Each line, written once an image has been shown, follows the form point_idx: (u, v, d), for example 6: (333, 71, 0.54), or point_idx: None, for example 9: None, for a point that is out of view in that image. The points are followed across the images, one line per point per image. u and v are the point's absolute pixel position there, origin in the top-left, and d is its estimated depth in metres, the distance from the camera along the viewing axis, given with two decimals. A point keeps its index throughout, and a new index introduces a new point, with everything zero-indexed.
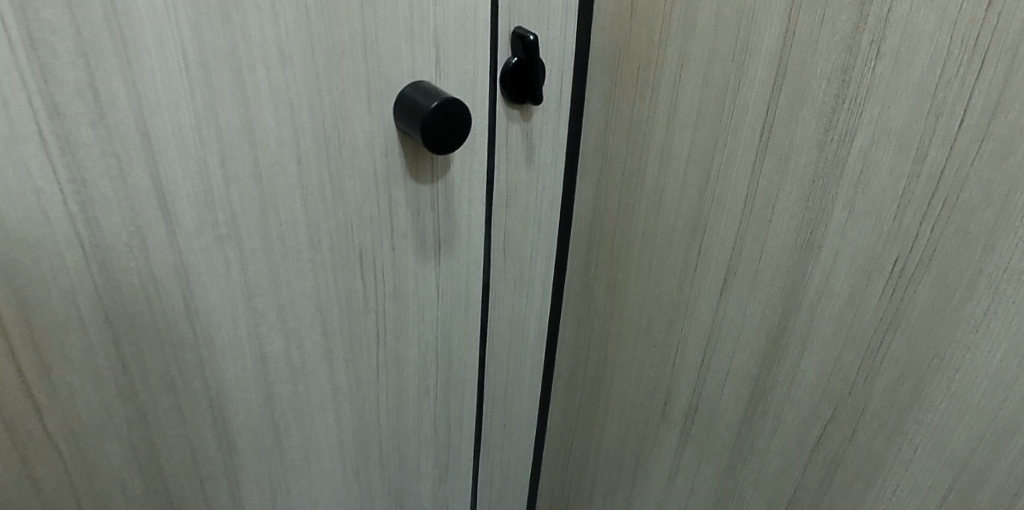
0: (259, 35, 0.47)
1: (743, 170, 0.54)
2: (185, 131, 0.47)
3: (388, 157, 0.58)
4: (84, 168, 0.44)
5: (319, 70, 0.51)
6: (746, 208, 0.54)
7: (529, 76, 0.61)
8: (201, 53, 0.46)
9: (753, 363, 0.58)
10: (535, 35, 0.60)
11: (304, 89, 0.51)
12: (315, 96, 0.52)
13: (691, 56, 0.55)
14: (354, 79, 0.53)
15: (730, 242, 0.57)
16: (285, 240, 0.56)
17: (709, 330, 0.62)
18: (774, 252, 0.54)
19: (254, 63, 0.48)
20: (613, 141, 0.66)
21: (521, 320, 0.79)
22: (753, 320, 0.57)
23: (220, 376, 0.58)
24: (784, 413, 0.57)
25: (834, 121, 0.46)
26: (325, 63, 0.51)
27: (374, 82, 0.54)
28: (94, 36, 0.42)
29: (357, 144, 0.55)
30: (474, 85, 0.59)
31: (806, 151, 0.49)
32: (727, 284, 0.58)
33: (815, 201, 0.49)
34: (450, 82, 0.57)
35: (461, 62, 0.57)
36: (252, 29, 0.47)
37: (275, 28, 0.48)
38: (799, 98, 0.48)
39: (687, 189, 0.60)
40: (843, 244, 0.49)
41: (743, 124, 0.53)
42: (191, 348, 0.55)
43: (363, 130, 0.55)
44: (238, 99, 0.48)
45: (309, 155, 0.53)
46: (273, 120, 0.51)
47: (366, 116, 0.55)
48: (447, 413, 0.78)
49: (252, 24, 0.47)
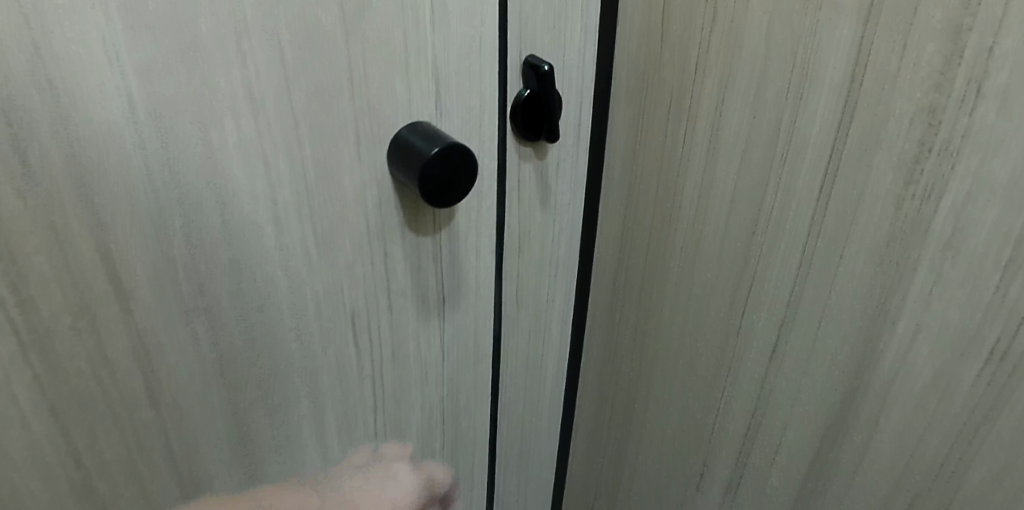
0: (226, 79, 0.40)
1: (801, 221, 0.46)
2: (138, 195, 0.40)
3: (384, 209, 0.50)
4: (13, 246, 0.37)
5: (298, 116, 0.43)
6: (803, 264, 0.47)
7: (543, 112, 0.53)
8: (154, 104, 0.38)
9: (809, 439, 0.50)
10: (550, 64, 0.52)
11: (281, 138, 0.43)
12: (296, 147, 0.44)
13: (735, 87, 0.47)
14: (341, 123, 0.45)
15: (784, 301, 0.49)
16: (264, 308, 0.48)
17: (756, 399, 0.54)
18: (837, 318, 0.45)
19: (219, 112, 0.40)
20: (640, 179, 0.58)
21: (539, 371, 0.71)
22: (809, 391, 0.49)
23: (193, 462, 0.50)
24: (847, 498, 0.49)
25: (916, 173, 0.38)
26: (305, 108, 0.43)
27: (364, 126, 0.46)
28: (18, 91, 0.34)
29: (346, 197, 0.48)
30: (480, 122, 0.51)
31: (879, 206, 0.41)
32: (779, 347, 0.50)
33: (891, 264, 0.41)
34: (452, 121, 0.50)
35: (465, 97, 0.49)
36: (216, 72, 0.39)
37: (245, 70, 0.40)
38: (871, 142, 0.40)
39: (729, 238, 0.52)
40: (925, 317, 0.40)
41: (800, 168, 0.44)
42: (158, 436, 0.47)
43: (352, 180, 0.48)
44: (202, 154, 0.41)
45: (289, 212, 0.46)
46: (246, 176, 0.43)
47: (355, 165, 0.47)
48: (456, 476, 0.70)
49: (216, 66, 0.39)
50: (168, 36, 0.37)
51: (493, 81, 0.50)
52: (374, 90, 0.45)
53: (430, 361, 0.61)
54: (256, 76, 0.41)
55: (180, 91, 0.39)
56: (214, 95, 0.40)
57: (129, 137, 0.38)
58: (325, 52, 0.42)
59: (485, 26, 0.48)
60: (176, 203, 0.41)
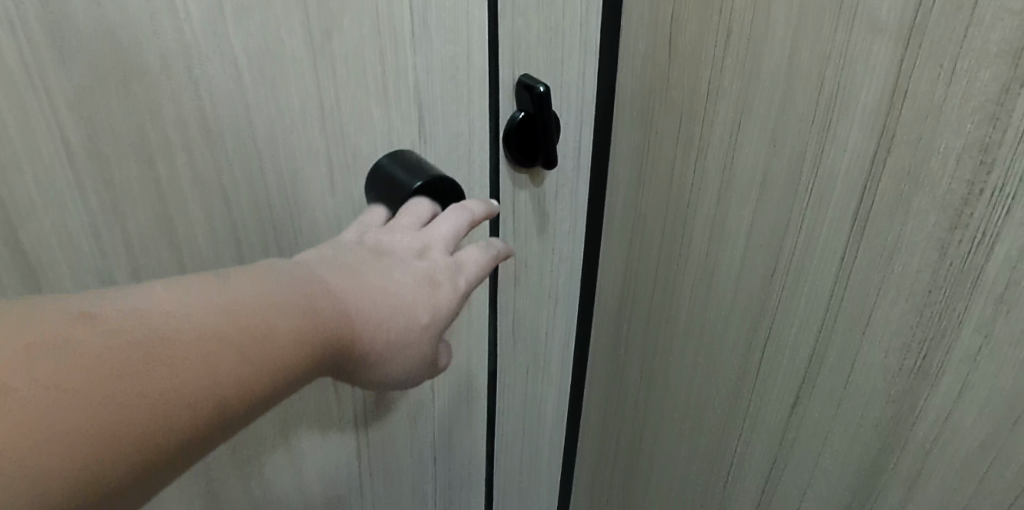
0: (175, 108, 0.36)
1: (827, 263, 0.41)
2: (76, 239, 0.38)
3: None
4: None
5: (260, 148, 0.40)
6: (829, 310, 0.42)
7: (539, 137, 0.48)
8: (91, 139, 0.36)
9: (834, 502, 0.45)
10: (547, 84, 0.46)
11: (241, 171, 0.40)
12: (260, 178, 0.41)
13: (752, 112, 0.42)
14: (310, 152, 0.42)
15: (807, 348, 0.44)
16: None
17: (774, 452, 0.49)
18: (867, 373, 0.40)
19: (169, 144, 0.37)
20: (646, 207, 0.54)
21: (537, 407, 0.67)
22: (835, 450, 0.44)
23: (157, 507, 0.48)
24: None
25: (960, 218, 0.33)
26: (269, 139, 0.40)
27: (337, 153, 0.42)
28: None
29: (318, 231, 0.45)
30: (467, 148, 0.47)
31: (919, 252, 0.35)
32: (801, 398, 0.45)
33: (932, 318, 0.36)
34: (435, 147, 0.46)
35: (451, 122, 0.46)
36: (163, 101, 0.36)
37: (197, 98, 0.37)
38: (910, 179, 0.35)
39: (745, 276, 0.47)
40: (970, 381, 0.35)
41: (827, 205, 0.40)
42: None
43: (325, 212, 0.44)
44: (150, 189, 0.38)
45: (254, 248, 0.43)
46: (202, 211, 0.40)
47: (329, 197, 0.44)
48: None
49: (162, 95, 0.36)
50: (108, 63, 0.34)
51: (481, 102, 0.46)
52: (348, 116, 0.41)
53: (418, 402, 0.56)
54: (211, 104, 0.37)
55: (124, 120, 0.36)
56: (162, 125, 0.37)
57: (65, 169, 0.36)
58: (290, 78, 0.39)
59: (471, 44, 0.43)
60: (128, 233, 0.39)
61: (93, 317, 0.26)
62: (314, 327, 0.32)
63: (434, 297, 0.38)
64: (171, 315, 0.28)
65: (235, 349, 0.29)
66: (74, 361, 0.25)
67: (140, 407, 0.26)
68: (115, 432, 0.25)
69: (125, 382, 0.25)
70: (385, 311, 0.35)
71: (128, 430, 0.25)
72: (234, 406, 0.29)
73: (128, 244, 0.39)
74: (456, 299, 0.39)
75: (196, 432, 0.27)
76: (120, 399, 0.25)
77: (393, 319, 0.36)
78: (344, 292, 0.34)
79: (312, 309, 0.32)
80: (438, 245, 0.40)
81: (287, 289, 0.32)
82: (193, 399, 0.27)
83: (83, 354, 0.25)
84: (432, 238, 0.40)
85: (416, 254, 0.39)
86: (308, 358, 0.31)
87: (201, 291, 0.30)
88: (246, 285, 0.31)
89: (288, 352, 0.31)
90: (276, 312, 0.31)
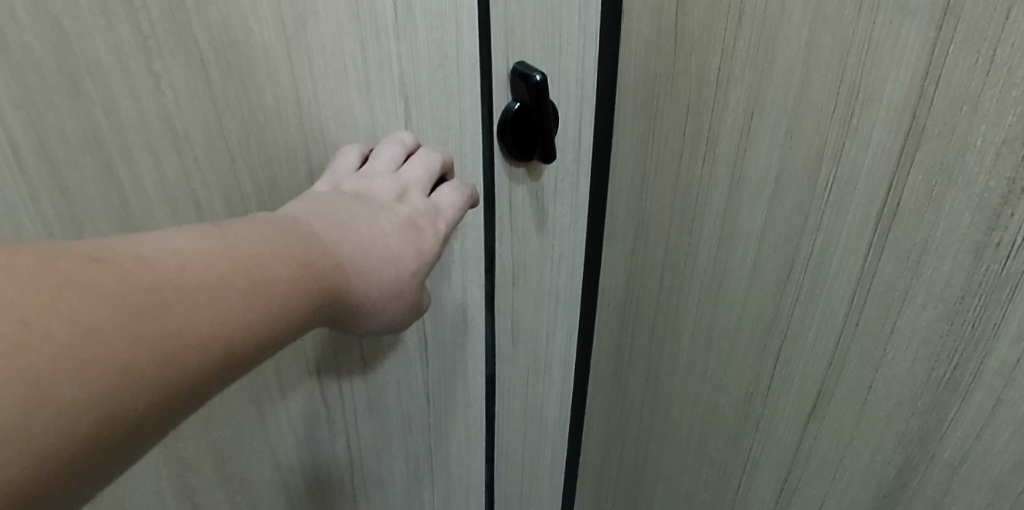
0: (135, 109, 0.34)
1: (847, 266, 0.38)
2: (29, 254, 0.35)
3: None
4: None
5: (231, 147, 0.38)
6: (848, 315, 0.39)
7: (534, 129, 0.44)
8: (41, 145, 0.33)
9: None
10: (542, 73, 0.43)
11: (211, 174, 0.38)
12: (231, 174, 0.39)
13: (765, 103, 0.39)
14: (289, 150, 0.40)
15: (825, 355, 0.41)
16: None
17: (787, 463, 0.46)
18: (892, 383, 0.37)
19: (130, 149, 0.35)
20: (650, 203, 0.51)
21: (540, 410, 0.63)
22: (854, 463, 0.41)
23: None
24: None
25: (999, 221, 0.30)
26: (242, 139, 0.38)
27: (316, 150, 0.41)
28: None
29: None
30: (460, 143, 0.45)
31: (951, 256, 0.32)
32: (817, 408, 0.42)
33: (963, 326, 0.33)
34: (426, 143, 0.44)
35: (441, 115, 0.43)
36: (120, 101, 0.34)
37: (159, 97, 0.35)
38: (942, 175, 0.32)
39: (757, 279, 0.44)
40: (1007, 396, 0.32)
41: (847, 203, 0.36)
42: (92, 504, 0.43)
43: None
44: (111, 196, 0.36)
45: None
46: (171, 220, 0.38)
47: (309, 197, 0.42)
48: None
49: (119, 95, 0.34)
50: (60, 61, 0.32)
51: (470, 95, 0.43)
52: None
53: (411, 410, 0.54)
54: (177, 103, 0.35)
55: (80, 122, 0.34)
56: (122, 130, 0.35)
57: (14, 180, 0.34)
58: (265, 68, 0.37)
59: (460, 30, 0.41)
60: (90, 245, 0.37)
61: (104, 256, 0.24)
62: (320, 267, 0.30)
63: (420, 244, 0.36)
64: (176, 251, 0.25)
65: (250, 290, 0.26)
66: (87, 297, 0.22)
67: (165, 344, 0.23)
68: (138, 370, 0.23)
69: (145, 320, 0.23)
70: (378, 259, 0.33)
71: (154, 371, 0.23)
72: (254, 350, 0.26)
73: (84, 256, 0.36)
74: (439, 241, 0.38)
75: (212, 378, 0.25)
76: (139, 337, 0.23)
77: (388, 267, 0.34)
78: (333, 234, 0.32)
79: (320, 259, 0.30)
80: (415, 188, 0.39)
81: (287, 230, 0.30)
82: (205, 343, 0.25)
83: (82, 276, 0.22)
84: (408, 181, 0.39)
85: (396, 197, 0.38)
86: (320, 299, 0.30)
87: (207, 233, 0.27)
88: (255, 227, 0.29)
89: (302, 293, 0.28)
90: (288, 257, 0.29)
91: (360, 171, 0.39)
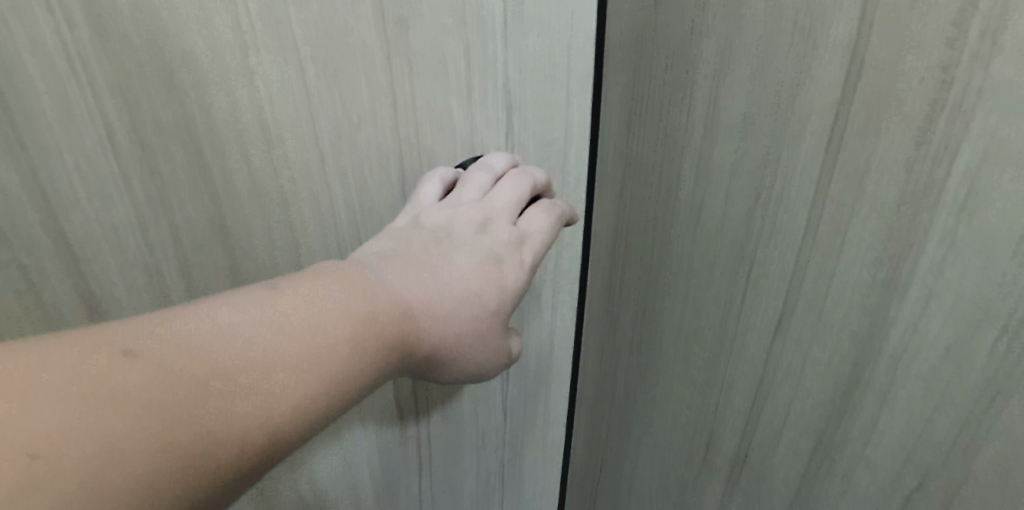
0: (227, 99, 0.42)
1: (804, 190, 0.43)
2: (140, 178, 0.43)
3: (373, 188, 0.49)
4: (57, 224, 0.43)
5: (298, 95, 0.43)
6: (807, 233, 0.44)
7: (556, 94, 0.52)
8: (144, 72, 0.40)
9: (816, 415, 0.49)
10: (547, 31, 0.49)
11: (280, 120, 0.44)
12: (277, 130, 0.44)
13: (735, 49, 0.45)
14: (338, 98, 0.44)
15: (788, 272, 0.47)
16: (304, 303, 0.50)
17: (760, 375, 0.52)
18: (845, 290, 0.43)
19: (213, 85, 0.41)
20: (636, 148, 0.56)
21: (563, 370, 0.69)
22: (816, 365, 0.47)
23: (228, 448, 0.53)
24: (855, 476, 0.47)
25: (926, 135, 0.36)
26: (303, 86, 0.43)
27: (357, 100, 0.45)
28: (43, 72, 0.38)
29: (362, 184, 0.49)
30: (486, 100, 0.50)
31: (888, 171, 0.38)
32: (784, 320, 0.48)
33: (901, 232, 0.39)
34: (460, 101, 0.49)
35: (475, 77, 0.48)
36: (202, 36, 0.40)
37: (244, 49, 0.41)
38: (880, 101, 0.37)
39: (730, 208, 0.50)
40: (937, 287, 0.38)
41: (804, 133, 0.42)
42: None
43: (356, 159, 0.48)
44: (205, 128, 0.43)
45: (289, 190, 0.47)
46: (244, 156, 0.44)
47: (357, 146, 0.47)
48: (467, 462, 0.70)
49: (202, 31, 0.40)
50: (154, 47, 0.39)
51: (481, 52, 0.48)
52: (354, 62, 0.43)
53: None
54: (262, 88, 0.42)
55: (171, 101, 0.41)
56: (210, 112, 0.42)
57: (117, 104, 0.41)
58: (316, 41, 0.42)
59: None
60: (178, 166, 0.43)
61: (147, 350, 0.30)
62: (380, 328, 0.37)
63: (498, 273, 0.44)
64: (228, 337, 0.32)
65: (293, 367, 0.33)
66: (133, 401, 0.28)
67: (207, 432, 0.29)
68: (181, 455, 0.28)
69: (187, 413, 0.29)
70: (454, 302, 0.42)
71: (199, 453, 0.29)
72: (297, 423, 0.33)
73: (173, 209, 0.45)
74: (518, 281, 0.46)
75: (264, 450, 0.31)
76: (180, 430, 0.29)
77: (467, 306, 0.42)
78: (399, 289, 0.39)
79: (365, 317, 0.36)
80: (497, 215, 0.46)
81: (354, 293, 0.37)
82: (252, 424, 0.31)
83: (132, 384, 0.28)
84: (494, 207, 0.47)
85: (481, 228, 0.45)
86: (368, 359, 0.36)
87: (259, 311, 0.34)
88: (284, 298, 0.35)
89: (341, 361, 0.35)
90: (330, 324, 0.35)
91: (452, 203, 0.47)
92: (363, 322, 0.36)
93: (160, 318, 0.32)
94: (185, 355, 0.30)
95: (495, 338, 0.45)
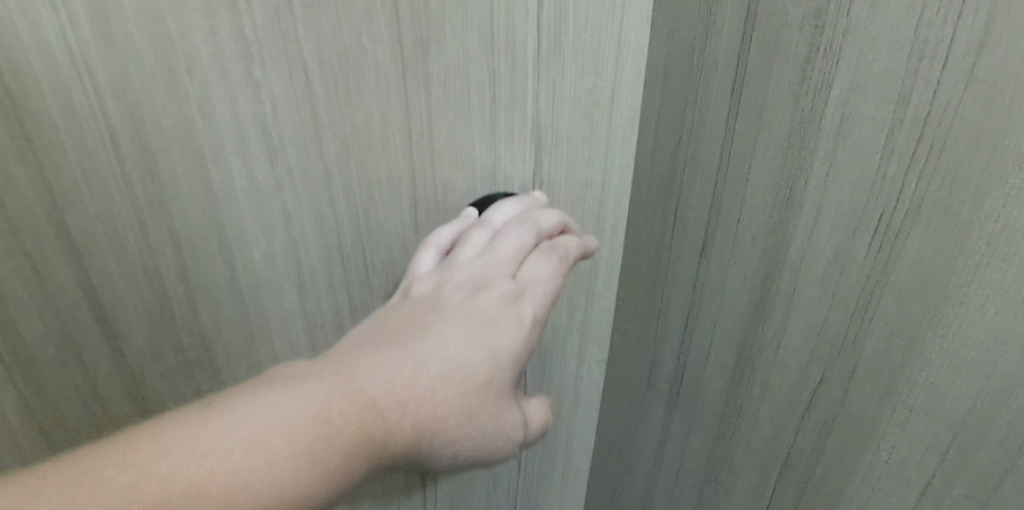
0: (232, 100, 0.42)
1: (717, 130, 0.51)
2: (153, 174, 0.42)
3: (377, 212, 0.51)
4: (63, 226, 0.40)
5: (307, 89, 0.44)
6: (722, 167, 0.52)
7: (599, 130, 0.57)
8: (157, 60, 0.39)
9: (738, 328, 0.56)
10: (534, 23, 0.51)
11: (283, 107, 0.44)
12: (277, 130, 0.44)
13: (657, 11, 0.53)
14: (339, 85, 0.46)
15: (709, 203, 0.54)
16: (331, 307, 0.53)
17: (691, 298, 0.60)
18: (754, 212, 0.51)
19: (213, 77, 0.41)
20: None
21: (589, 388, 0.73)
22: (735, 283, 0.55)
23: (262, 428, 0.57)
24: (772, 378, 0.55)
25: (808, 72, 0.44)
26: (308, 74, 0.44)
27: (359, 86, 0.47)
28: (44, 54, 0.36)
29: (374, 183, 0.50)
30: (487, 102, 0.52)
31: (780, 106, 0.46)
32: (708, 247, 0.56)
33: (793, 157, 0.47)
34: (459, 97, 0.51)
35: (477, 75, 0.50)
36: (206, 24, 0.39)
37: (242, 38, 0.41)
38: (771, 47, 0.45)
39: (659, 152, 0.57)
40: (824, 201, 0.46)
41: (714, 80, 0.50)
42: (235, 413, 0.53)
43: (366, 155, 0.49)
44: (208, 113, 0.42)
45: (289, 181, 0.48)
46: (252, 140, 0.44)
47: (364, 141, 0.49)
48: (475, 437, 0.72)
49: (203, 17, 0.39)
50: (160, 48, 0.39)
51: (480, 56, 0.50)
52: (367, 73, 0.45)
53: None
54: (267, 101, 0.43)
55: (171, 103, 0.40)
56: (210, 119, 0.42)
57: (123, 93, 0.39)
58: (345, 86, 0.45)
59: None
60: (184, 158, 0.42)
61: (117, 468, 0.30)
62: (381, 426, 0.36)
63: (497, 335, 0.43)
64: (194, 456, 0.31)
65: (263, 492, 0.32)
66: None
67: None
68: None
69: None
70: (436, 381, 0.39)
71: None
72: None
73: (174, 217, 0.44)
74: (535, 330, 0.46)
75: None
76: None
77: (457, 374, 0.39)
78: (411, 367, 0.38)
79: (333, 428, 0.35)
80: (496, 279, 0.47)
81: (339, 391, 0.35)
82: None
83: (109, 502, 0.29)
84: (489, 274, 0.47)
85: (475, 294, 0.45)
86: (348, 463, 0.35)
87: (228, 423, 0.32)
88: (276, 406, 0.34)
89: (301, 481, 0.33)
90: (298, 435, 0.33)
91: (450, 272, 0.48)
92: (336, 431, 0.35)
93: (160, 439, 0.31)
94: (148, 483, 0.30)
95: (494, 414, 0.41)
